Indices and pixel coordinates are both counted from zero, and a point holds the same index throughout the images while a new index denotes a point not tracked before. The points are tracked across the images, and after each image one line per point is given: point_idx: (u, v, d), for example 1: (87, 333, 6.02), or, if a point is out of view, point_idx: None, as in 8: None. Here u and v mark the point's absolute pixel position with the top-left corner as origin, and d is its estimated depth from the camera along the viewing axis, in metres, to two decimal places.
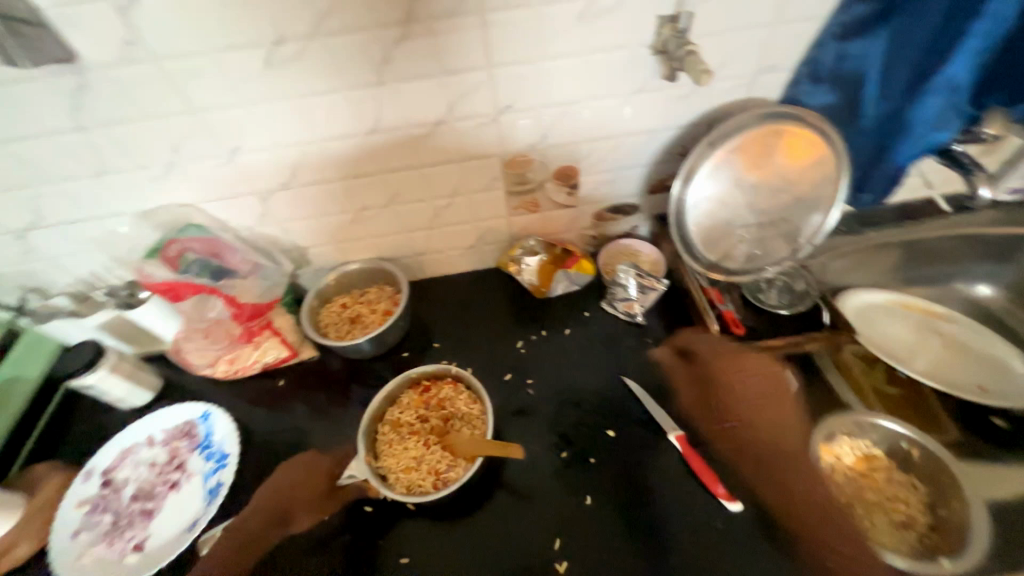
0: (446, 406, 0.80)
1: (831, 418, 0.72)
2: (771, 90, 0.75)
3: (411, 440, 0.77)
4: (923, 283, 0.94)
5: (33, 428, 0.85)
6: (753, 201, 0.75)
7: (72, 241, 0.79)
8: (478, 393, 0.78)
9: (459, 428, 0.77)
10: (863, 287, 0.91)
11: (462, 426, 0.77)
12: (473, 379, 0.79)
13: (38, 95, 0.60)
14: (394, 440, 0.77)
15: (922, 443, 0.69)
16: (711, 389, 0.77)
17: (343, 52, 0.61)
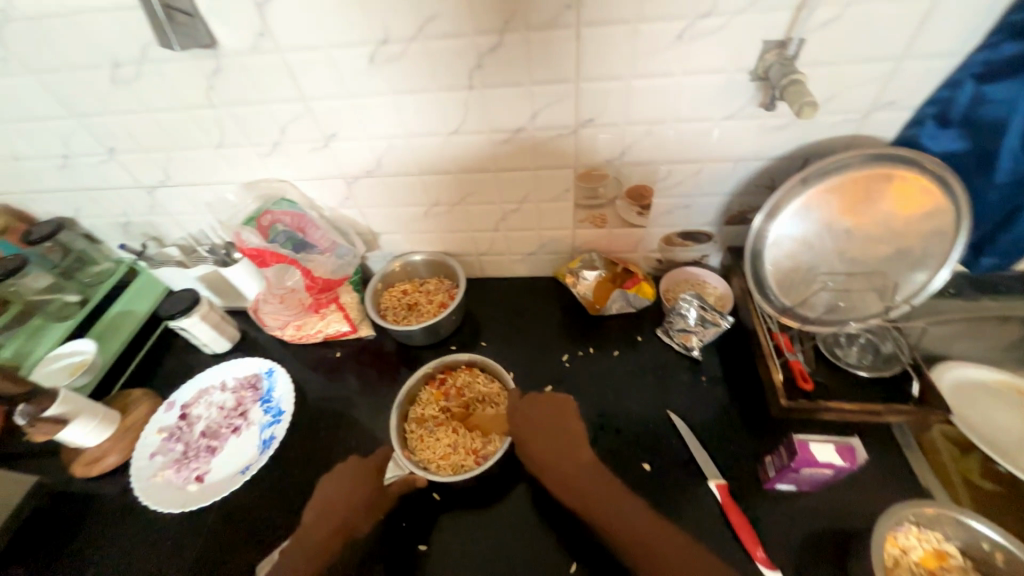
0: (465, 393, 0.83)
1: (900, 508, 0.59)
2: (884, 129, 0.68)
3: (440, 430, 0.79)
4: None
5: (135, 356, 0.98)
6: (844, 248, 0.69)
7: (189, 201, 0.91)
8: (495, 372, 0.83)
9: (482, 409, 0.81)
10: (965, 360, 0.78)
11: (485, 406, 0.81)
12: (486, 361, 0.83)
13: (182, 75, 0.70)
14: (423, 434, 0.79)
15: (1015, 551, 0.56)
16: (545, 439, 0.77)
17: (440, 57, 0.64)
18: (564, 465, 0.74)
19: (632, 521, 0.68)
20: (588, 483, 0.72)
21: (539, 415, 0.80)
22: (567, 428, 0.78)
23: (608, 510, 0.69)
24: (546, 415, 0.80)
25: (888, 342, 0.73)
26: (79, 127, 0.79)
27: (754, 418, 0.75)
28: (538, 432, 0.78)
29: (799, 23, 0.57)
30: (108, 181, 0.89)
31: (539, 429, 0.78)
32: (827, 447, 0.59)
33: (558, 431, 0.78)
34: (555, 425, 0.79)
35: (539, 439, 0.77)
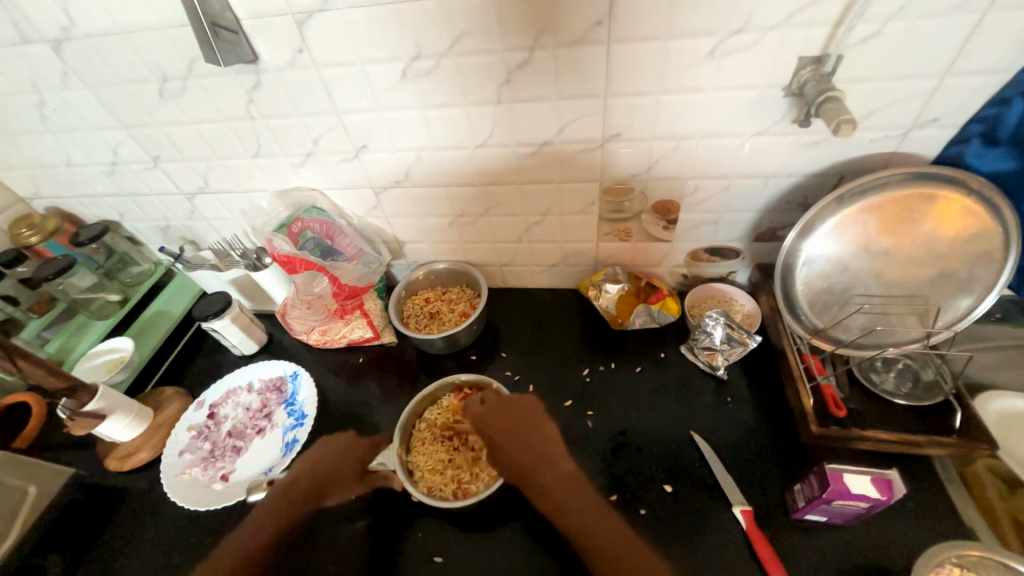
0: None
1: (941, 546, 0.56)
2: (926, 147, 0.65)
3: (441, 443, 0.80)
4: None
5: (168, 355, 1.02)
6: (883, 269, 0.66)
7: (226, 207, 0.95)
8: None
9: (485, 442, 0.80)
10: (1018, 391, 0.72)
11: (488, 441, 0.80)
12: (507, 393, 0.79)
13: (224, 88, 0.73)
14: (427, 439, 0.81)
15: None
16: (520, 446, 0.72)
17: (469, 72, 0.65)
18: (534, 472, 0.69)
19: (604, 528, 0.63)
20: (560, 490, 0.67)
21: (516, 424, 0.74)
22: (545, 434, 0.73)
23: (579, 516, 0.65)
24: (521, 422, 0.74)
25: (929, 370, 0.70)
26: (127, 136, 0.84)
27: (782, 442, 0.72)
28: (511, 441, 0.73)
29: (837, 39, 0.56)
30: (152, 188, 0.94)
31: (511, 437, 0.73)
32: (864, 479, 0.57)
33: (534, 436, 0.72)
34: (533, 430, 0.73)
35: (513, 447, 0.72)
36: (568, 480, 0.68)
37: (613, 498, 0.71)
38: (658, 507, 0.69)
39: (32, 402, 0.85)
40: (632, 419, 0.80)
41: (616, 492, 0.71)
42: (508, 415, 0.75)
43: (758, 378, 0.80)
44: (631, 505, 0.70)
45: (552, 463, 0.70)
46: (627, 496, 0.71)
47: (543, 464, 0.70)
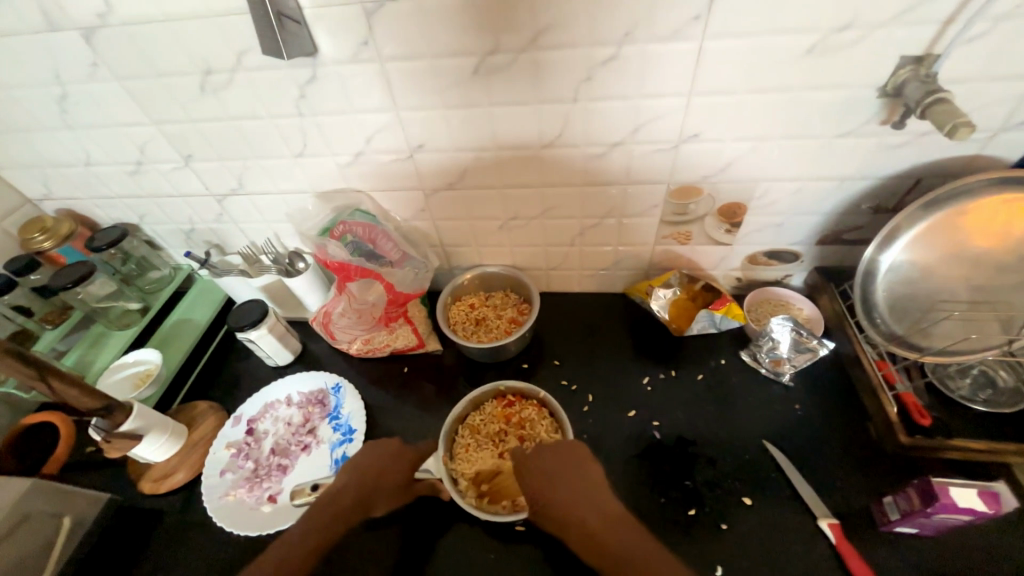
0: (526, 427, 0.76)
1: None
2: (1011, 148, 0.64)
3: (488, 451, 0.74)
4: None
5: (195, 367, 0.96)
6: (971, 275, 0.65)
7: (259, 209, 0.89)
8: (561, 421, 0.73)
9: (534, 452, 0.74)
10: None
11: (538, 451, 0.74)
12: (560, 410, 0.73)
13: (275, 82, 0.68)
14: (471, 447, 0.75)
15: None
16: (555, 486, 0.60)
17: (549, 68, 0.62)
18: (572, 513, 0.56)
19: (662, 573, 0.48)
20: (605, 531, 0.53)
21: (550, 459, 0.62)
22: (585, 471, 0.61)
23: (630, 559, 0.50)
24: (556, 457, 0.62)
25: (1004, 374, 0.70)
26: (157, 134, 0.77)
27: (862, 451, 0.70)
28: (543, 482, 0.60)
29: (944, 39, 0.54)
30: (178, 189, 0.87)
31: (541, 476, 0.61)
32: (970, 493, 0.55)
33: (568, 471, 0.61)
34: (567, 465, 0.61)
35: (546, 489, 0.60)
36: (616, 521, 0.54)
37: (692, 512, 0.69)
38: (741, 522, 0.67)
39: (59, 424, 0.79)
40: (700, 429, 0.77)
41: (695, 507, 0.69)
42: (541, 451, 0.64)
43: (828, 384, 0.78)
44: (712, 519, 0.68)
45: (595, 501, 0.57)
46: (707, 510, 0.69)
47: (582, 504, 0.57)
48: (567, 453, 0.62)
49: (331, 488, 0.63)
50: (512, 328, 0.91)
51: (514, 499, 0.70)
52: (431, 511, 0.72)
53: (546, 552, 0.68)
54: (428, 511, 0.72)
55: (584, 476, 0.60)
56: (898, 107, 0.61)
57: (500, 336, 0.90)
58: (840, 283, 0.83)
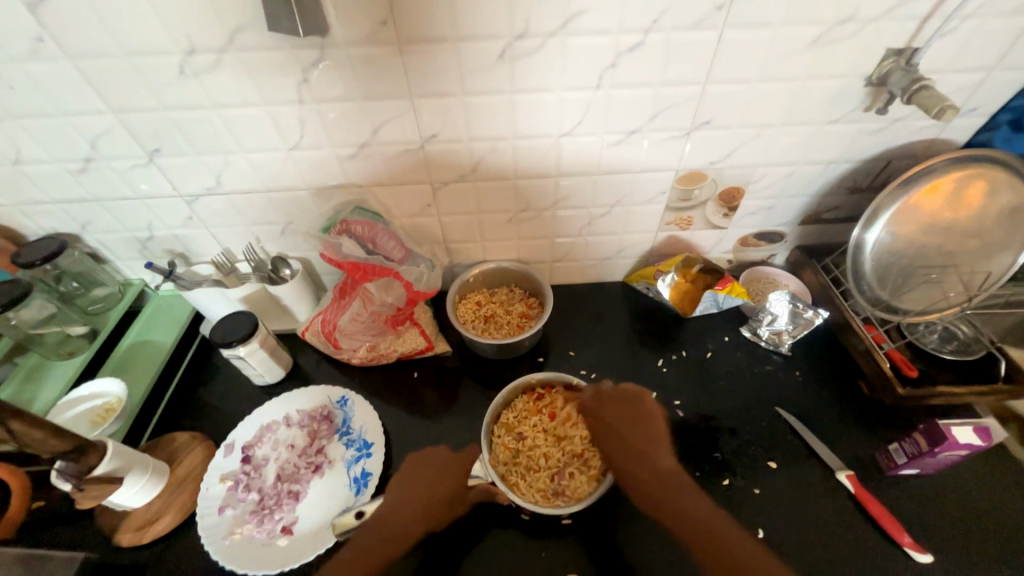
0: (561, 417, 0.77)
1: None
2: (961, 132, 0.74)
3: (530, 445, 0.75)
4: None
5: (164, 395, 0.83)
6: (940, 241, 0.74)
7: (237, 210, 0.79)
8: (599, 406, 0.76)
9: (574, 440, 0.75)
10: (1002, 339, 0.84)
11: (577, 439, 0.75)
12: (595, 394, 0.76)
13: (274, 64, 0.61)
14: (512, 445, 0.75)
15: None
16: (622, 443, 0.69)
17: (577, 54, 0.62)
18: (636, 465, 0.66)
19: (700, 518, 0.58)
20: (659, 483, 0.63)
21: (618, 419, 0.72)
22: (651, 428, 0.70)
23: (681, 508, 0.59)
24: (627, 417, 0.72)
25: (964, 328, 0.80)
26: (117, 123, 0.66)
27: (860, 407, 0.79)
28: (619, 439, 0.70)
29: (921, 34, 0.61)
30: (136, 189, 0.75)
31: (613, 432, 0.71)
32: (969, 430, 0.64)
33: (638, 432, 0.70)
34: (638, 424, 0.71)
35: (621, 443, 0.69)
36: (670, 474, 0.64)
37: (726, 481, 0.72)
38: (770, 485, 0.72)
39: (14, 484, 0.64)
40: (718, 403, 0.81)
41: (728, 476, 0.72)
42: (611, 407, 0.73)
43: (821, 351, 0.86)
44: (745, 485, 0.72)
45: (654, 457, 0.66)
46: (740, 477, 0.72)
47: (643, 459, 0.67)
48: (643, 414, 0.71)
49: (382, 507, 0.63)
50: (524, 322, 0.89)
51: (568, 487, 0.71)
52: (474, 518, 0.69)
53: (596, 538, 0.67)
54: (470, 518, 0.69)
55: (647, 436, 0.69)
56: (880, 95, 0.68)
57: (513, 332, 0.88)
58: (821, 259, 0.92)
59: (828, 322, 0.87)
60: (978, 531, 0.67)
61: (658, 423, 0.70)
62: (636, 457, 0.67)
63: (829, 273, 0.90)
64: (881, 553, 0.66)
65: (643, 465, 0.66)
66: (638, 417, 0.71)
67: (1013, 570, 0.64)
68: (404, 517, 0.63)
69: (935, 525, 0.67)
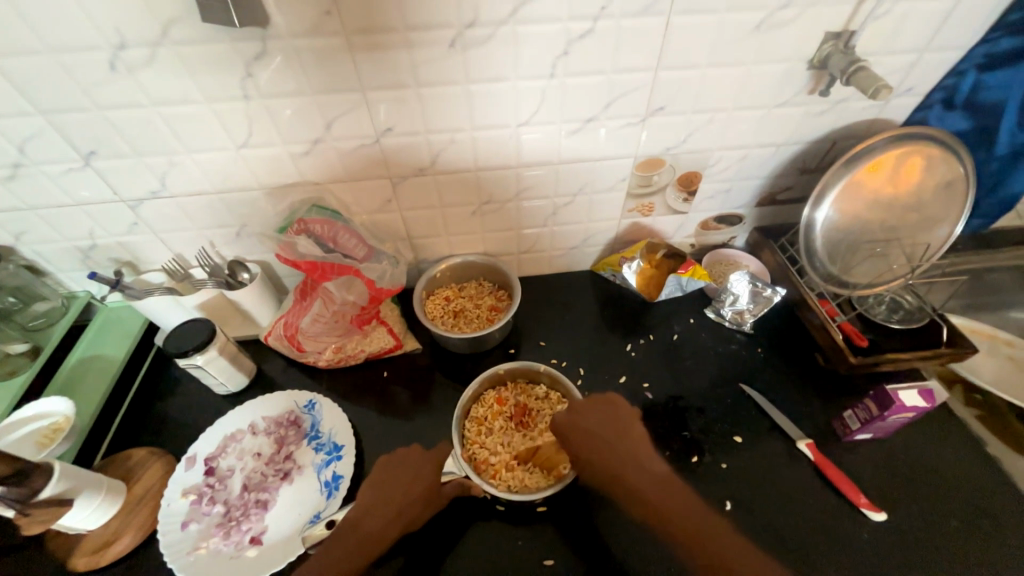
0: (533, 406, 0.78)
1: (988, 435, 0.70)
2: (900, 112, 0.78)
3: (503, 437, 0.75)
4: None
5: (118, 410, 0.79)
6: (884, 217, 0.78)
7: (186, 214, 0.76)
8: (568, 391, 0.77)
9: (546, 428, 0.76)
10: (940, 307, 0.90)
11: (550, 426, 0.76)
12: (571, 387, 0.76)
13: (214, 58, 0.58)
14: (486, 438, 0.75)
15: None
16: (602, 447, 0.63)
17: (529, 42, 0.62)
18: (623, 472, 0.59)
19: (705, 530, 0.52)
20: (657, 491, 0.56)
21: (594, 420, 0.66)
22: (631, 429, 0.64)
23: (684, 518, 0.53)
24: (603, 420, 0.65)
25: (910, 298, 0.85)
26: (46, 126, 0.62)
27: (818, 379, 0.82)
28: (601, 447, 0.63)
29: (857, 17, 0.64)
30: (72, 195, 0.71)
31: (589, 437, 0.64)
32: (913, 393, 0.68)
33: (615, 434, 0.63)
34: (615, 425, 0.64)
35: (602, 450, 0.62)
36: (665, 479, 0.57)
37: (695, 459, 0.74)
38: (736, 459, 0.74)
39: None
40: (685, 383, 0.83)
41: (697, 452, 0.75)
42: (588, 411, 0.67)
43: (780, 327, 0.89)
44: (713, 460, 0.74)
45: (642, 461, 0.60)
46: (708, 453, 0.75)
47: (630, 465, 0.60)
48: (621, 416, 0.65)
49: (352, 512, 0.60)
50: (493, 315, 0.89)
51: (544, 473, 0.72)
52: (450, 512, 0.69)
53: (570, 522, 0.68)
54: (445, 514, 0.69)
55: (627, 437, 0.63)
56: (822, 78, 0.71)
57: (483, 325, 0.88)
58: (778, 238, 0.94)
59: (786, 299, 0.91)
60: (926, 487, 0.71)
61: (638, 425, 0.64)
62: (620, 463, 0.60)
63: (785, 252, 0.92)
64: (841, 515, 0.69)
65: (631, 472, 0.59)
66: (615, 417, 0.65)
67: (958, 520, 0.68)
68: (375, 520, 0.60)
69: (888, 485, 0.71)
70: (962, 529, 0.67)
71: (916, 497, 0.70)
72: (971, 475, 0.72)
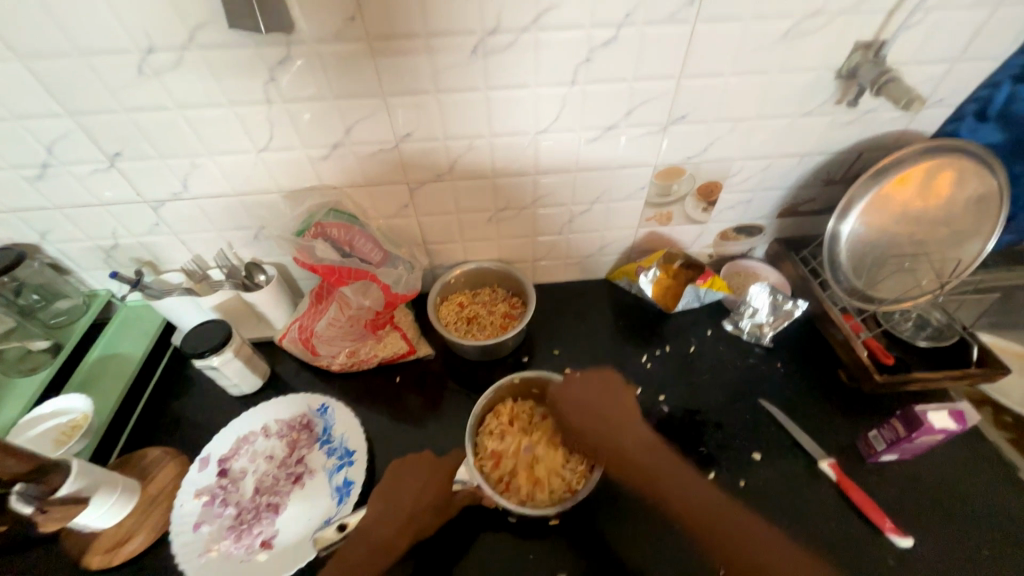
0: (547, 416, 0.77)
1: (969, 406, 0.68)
2: (930, 123, 0.75)
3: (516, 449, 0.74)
4: None
5: (135, 409, 0.80)
6: (913, 231, 0.76)
7: (206, 215, 0.77)
8: None
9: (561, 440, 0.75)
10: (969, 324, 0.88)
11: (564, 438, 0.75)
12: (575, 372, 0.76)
13: (239, 62, 0.59)
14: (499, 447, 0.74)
15: None
16: (596, 419, 0.71)
17: (551, 48, 0.61)
18: (616, 437, 0.69)
19: (694, 489, 0.62)
20: (647, 455, 0.67)
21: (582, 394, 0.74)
22: (622, 402, 0.73)
23: (672, 481, 0.64)
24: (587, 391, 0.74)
25: (938, 315, 0.82)
26: (74, 127, 0.63)
27: (841, 396, 0.80)
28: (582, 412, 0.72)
29: (888, 26, 0.62)
30: (96, 195, 0.72)
31: (584, 410, 0.72)
32: (943, 414, 0.65)
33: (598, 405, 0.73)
34: (608, 398, 0.73)
35: (591, 421, 0.71)
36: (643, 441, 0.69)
37: (712, 475, 0.72)
38: (754, 476, 0.72)
39: None
40: (702, 397, 0.81)
41: (714, 469, 0.73)
42: (583, 386, 0.75)
43: (801, 341, 0.87)
44: (730, 478, 0.72)
45: (627, 429, 0.70)
46: (725, 469, 0.73)
47: (624, 431, 0.70)
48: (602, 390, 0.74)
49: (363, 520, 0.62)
50: (507, 323, 0.88)
51: (558, 486, 0.71)
52: (461, 522, 0.68)
53: (583, 538, 0.67)
54: (455, 525, 0.68)
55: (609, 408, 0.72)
56: (850, 88, 0.69)
57: (496, 332, 0.87)
58: (799, 251, 0.92)
59: (808, 313, 0.88)
60: (955, 512, 0.68)
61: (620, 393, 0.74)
62: (614, 429, 0.70)
63: (806, 265, 0.90)
64: (864, 539, 0.67)
65: (619, 435, 0.69)
66: (616, 397, 0.74)
67: (990, 548, 0.65)
68: (386, 529, 0.61)
69: (914, 509, 0.69)
70: (992, 559, 0.65)
71: (945, 523, 0.68)
72: (1003, 500, 0.69)
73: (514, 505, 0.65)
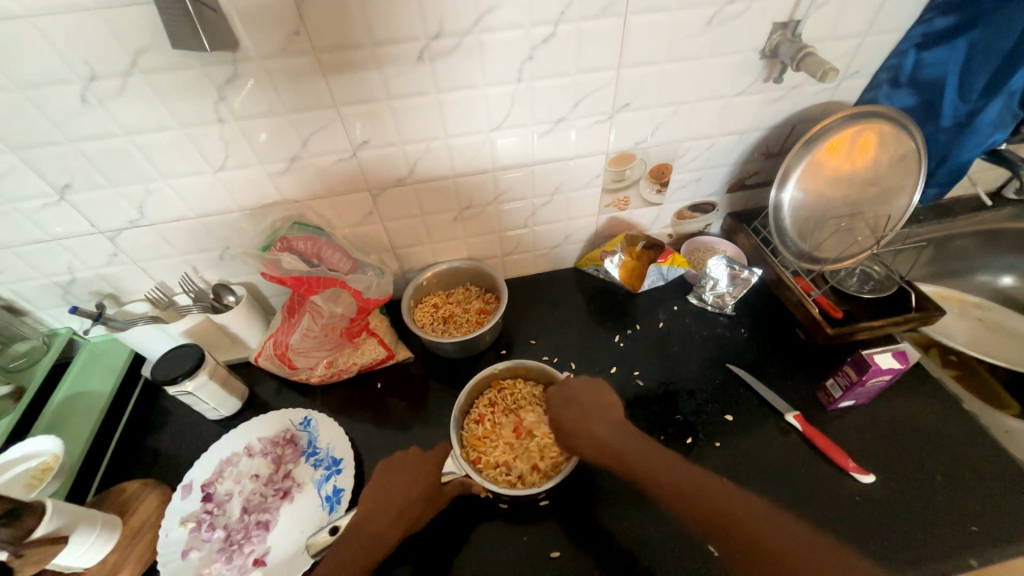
0: (529, 403, 0.80)
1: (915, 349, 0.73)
2: (852, 92, 0.82)
3: (502, 438, 0.76)
4: (983, 271, 1.00)
5: (108, 446, 0.78)
6: (846, 192, 0.82)
7: (167, 241, 0.76)
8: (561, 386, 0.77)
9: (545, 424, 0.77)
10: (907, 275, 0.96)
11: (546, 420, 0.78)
12: (557, 374, 0.78)
13: (187, 83, 0.59)
14: (486, 438, 0.76)
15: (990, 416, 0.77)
16: (582, 416, 0.67)
17: (494, 48, 0.64)
18: (600, 438, 0.63)
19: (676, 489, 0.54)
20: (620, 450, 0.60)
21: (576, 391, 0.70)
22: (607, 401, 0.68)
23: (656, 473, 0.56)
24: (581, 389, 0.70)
25: (878, 268, 0.89)
26: (19, 162, 0.62)
27: (801, 353, 0.85)
28: (575, 411, 0.68)
29: (800, 7, 0.68)
30: (48, 230, 0.70)
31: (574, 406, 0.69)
32: (888, 356, 0.72)
33: (593, 403, 0.68)
34: (597, 401, 0.68)
35: (578, 421, 0.67)
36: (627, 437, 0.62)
37: (690, 440, 0.76)
38: (729, 437, 0.76)
39: None
40: (675, 368, 0.85)
41: (690, 434, 0.76)
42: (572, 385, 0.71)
43: (759, 307, 0.92)
44: (707, 441, 0.76)
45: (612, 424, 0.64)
46: (701, 433, 0.77)
47: (606, 431, 0.63)
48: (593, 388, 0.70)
49: (357, 516, 0.62)
50: (482, 318, 0.90)
51: (547, 467, 0.73)
52: (454, 514, 0.69)
53: (572, 513, 0.69)
54: (448, 518, 0.69)
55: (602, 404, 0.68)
56: (775, 66, 0.75)
57: (473, 328, 0.89)
58: (750, 222, 0.98)
59: (763, 280, 0.94)
60: (913, 446, 0.74)
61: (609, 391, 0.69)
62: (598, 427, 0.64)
63: (759, 235, 0.95)
64: (833, 481, 0.71)
65: (599, 431, 0.63)
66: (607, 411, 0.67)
67: (943, 475, 0.71)
68: (381, 523, 0.62)
69: (874, 447, 0.74)
70: (946, 483, 0.70)
71: (902, 456, 0.73)
72: (951, 429, 0.76)
73: (503, 489, 0.67)
